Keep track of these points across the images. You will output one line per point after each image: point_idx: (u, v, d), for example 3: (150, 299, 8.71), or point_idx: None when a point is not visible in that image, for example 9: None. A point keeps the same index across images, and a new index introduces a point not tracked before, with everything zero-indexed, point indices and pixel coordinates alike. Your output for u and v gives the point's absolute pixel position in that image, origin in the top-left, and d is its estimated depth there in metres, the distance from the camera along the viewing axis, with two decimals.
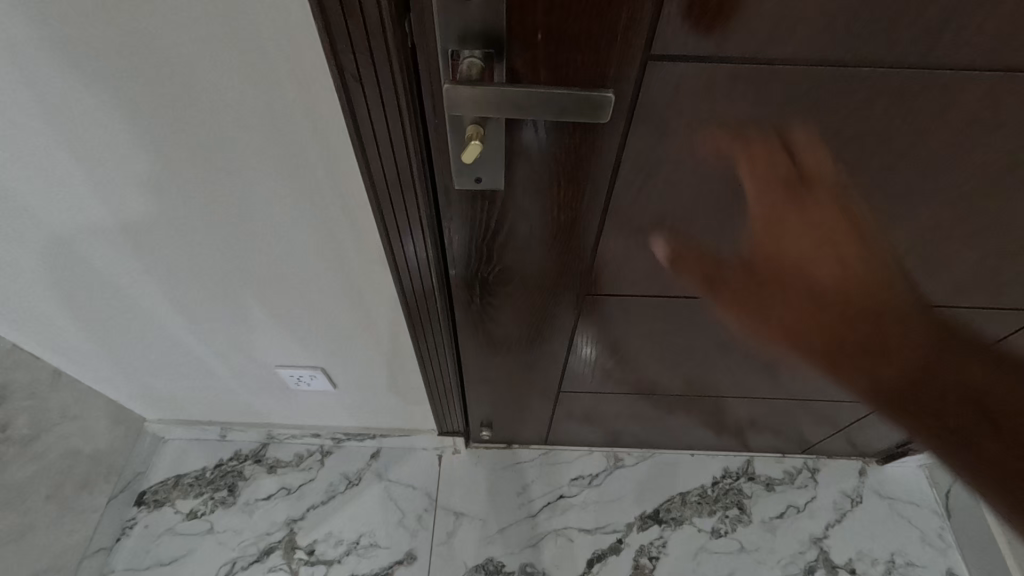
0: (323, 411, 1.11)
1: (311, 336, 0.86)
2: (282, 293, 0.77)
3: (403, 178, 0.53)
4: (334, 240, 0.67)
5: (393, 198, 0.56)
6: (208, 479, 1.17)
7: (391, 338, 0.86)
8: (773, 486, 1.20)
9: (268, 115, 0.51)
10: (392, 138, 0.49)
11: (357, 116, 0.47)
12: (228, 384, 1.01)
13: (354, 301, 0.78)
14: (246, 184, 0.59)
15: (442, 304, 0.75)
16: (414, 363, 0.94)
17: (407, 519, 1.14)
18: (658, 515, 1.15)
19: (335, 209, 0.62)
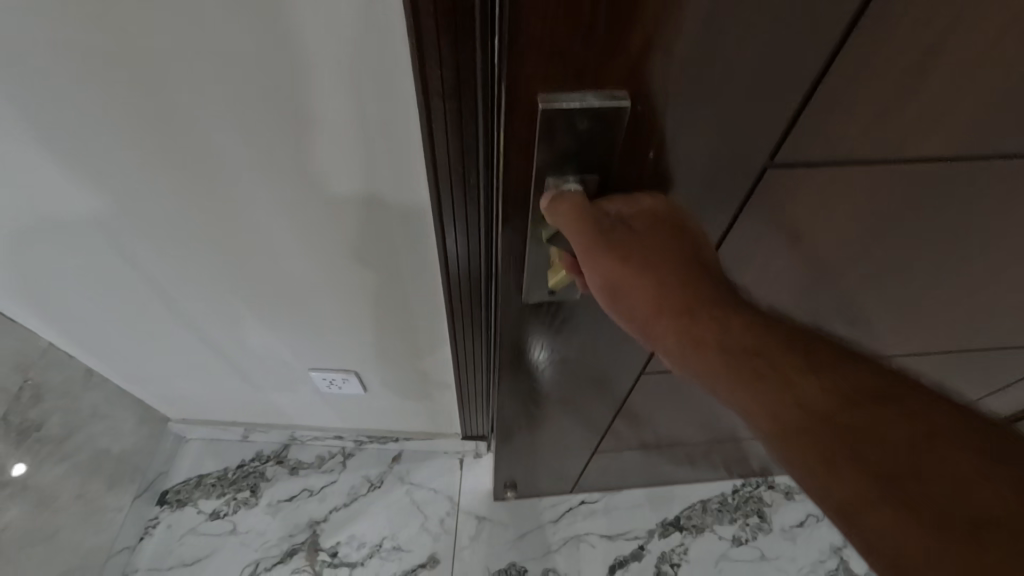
0: (349, 412, 1.11)
1: (344, 339, 0.87)
2: (327, 301, 0.77)
3: (470, 190, 0.53)
4: (389, 256, 0.68)
5: (455, 209, 0.56)
6: (230, 479, 1.17)
7: (428, 343, 0.87)
8: (793, 495, 1.20)
9: (339, 131, 0.51)
10: (468, 148, 0.49)
11: (434, 130, 0.47)
12: (258, 385, 1.01)
13: (399, 313, 0.80)
14: (308, 201, 0.60)
15: (485, 316, 0.75)
16: (447, 368, 0.94)
17: (430, 523, 1.14)
18: (679, 522, 1.16)
19: (395, 228, 0.64)
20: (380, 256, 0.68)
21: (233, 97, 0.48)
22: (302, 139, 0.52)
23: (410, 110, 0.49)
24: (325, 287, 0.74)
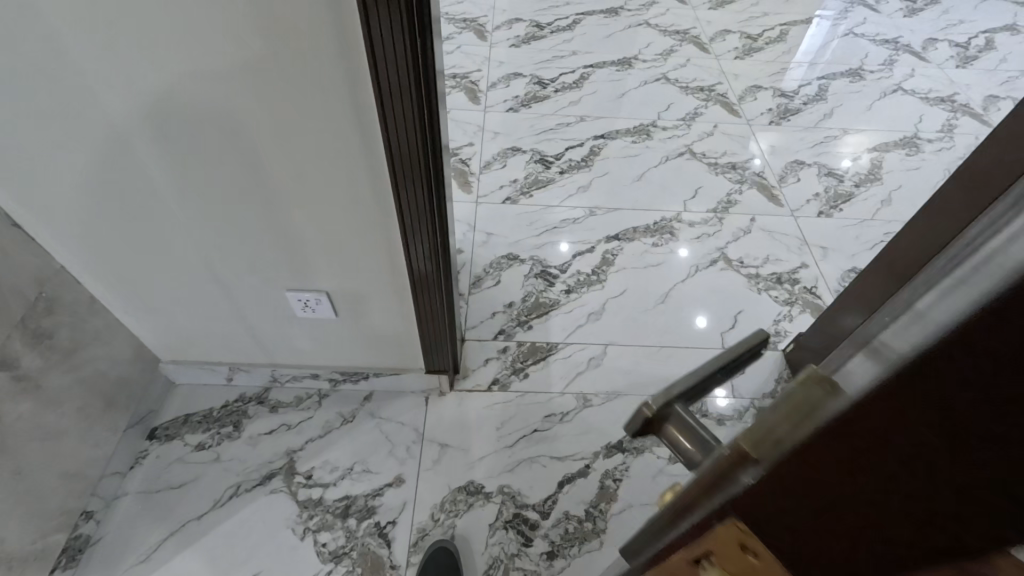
0: (324, 348, 1.23)
1: (315, 261, 1.01)
2: (298, 214, 0.92)
3: (400, 82, 0.71)
4: (346, 166, 0.84)
5: (392, 104, 0.73)
6: (215, 417, 1.29)
7: (387, 265, 1.01)
8: (724, 422, 1.35)
9: (307, 41, 0.69)
10: (397, 43, 0.66)
11: (370, 27, 0.65)
12: (244, 318, 1.15)
13: (357, 228, 0.94)
14: (281, 106, 0.76)
15: (427, 224, 0.91)
16: (406, 295, 1.08)
17: (397, 449, 1.26)
18: (622, 445, 1.29)
19: (347, 137, 0.80)
20: (336, 163, 0.84)
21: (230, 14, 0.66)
22: (275, 43, 0.69)
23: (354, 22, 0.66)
24: (294, 197, 0.89)
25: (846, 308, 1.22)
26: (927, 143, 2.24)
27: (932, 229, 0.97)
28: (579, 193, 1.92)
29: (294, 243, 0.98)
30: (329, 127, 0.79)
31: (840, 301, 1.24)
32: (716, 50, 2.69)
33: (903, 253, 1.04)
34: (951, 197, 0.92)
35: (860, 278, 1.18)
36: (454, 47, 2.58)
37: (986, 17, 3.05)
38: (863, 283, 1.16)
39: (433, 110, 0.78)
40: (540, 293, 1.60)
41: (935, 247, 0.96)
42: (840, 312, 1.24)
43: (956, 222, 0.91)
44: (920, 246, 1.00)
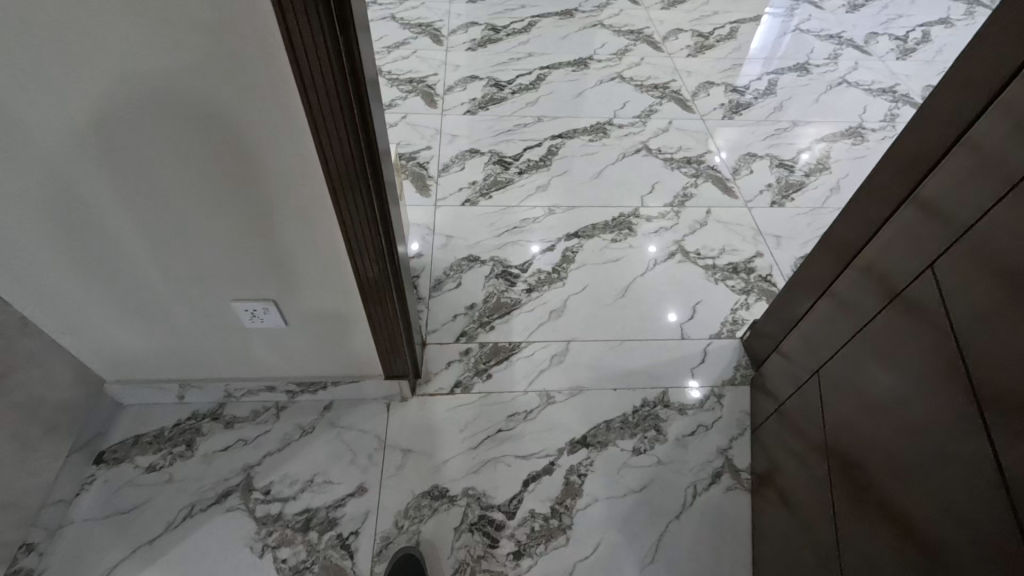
0: (278, 358, 1.20)
1: (258, 269, 0.98)
2: (237, 222, 0.89)
3: (328, 85, 0.69)
4: (280, 173, 0.81)
5: (321, 107, 0.72)
6: (166, 436, 1.24)
7: (334, 270, 0.99)
8: (686, 411, 1.37)
9: (226, 48, 0.66)
10: (318, 45, 0.65)
11: (290, 30, 0.64)
12: (193, 332, 1.12)
13: (300, 236, 0.92)
14: (205, 114, 0.74)
15: (369, 224, 0.90)
16: (356, 301, 1.06)
17: (359, 458, 1.24)
18: (585, 440, 1.30)
19: (279, 143, 0.77)
20: (271, 171, 0.81)
21: (139, 23, 0.64)
22: (189, 50, 0.66)
23: (270, 26, 0.64)
24: (231, 207, 0.87)
25: (797, 292, 1.25)
26: (871, 132, 2.33)
27: (862, 209, 1.00)
28: (538, 192, 1.93)
29: (237, 252, 0.95)
30: (258, 134, 0.76)
31: (790, 286, 1.28)
32: (669, 48, 2.75)
33: (842, 235, 1.07)
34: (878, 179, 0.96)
35: (806, 262, 1.21)
36: (410, 52, 2.57)
37: (922, 12, 3.19)
38: (811, 267, 1.19)
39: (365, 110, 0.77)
40: (501, 293, 1.60)
41: (870, 228, 0.99)
42: (791, 296, 1.27)
43: (882, 200, 0.95)
44: (853, 227, 1.04)
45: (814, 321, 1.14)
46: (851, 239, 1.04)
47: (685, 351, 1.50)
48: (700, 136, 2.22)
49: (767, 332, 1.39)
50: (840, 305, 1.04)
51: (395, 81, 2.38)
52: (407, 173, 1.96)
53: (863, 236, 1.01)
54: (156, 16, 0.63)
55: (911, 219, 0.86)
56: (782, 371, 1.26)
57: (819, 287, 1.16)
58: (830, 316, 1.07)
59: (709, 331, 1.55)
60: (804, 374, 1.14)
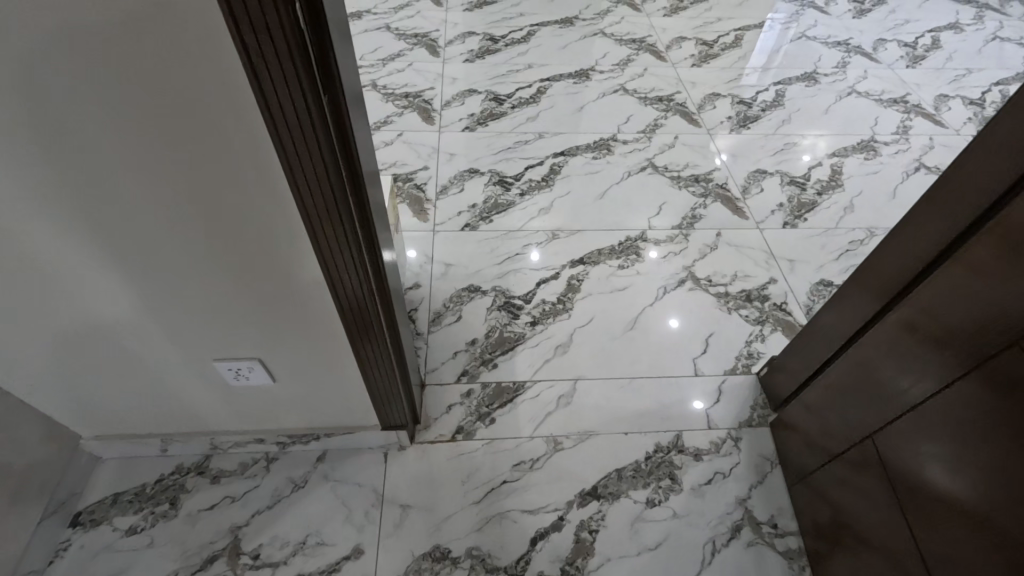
0: (265, 412, 1.11)
1: (238, 327, 0.89)
2: (211, 282, 0.80)
3: (309, 144, 0.60)
4: (256, 233, 0.71)
5: (301, 167, 0.62)
6: (147, 494, 1.16)
7: (322, 326, 0.90)
8: (701, 456, 1.29)
9: (189, 108, 0.56)
10: (294, 101, 0.56)
11: (263, 86, 0.54)
12: (172, 391, 1.03)
13: (282, 295, 0.83)
14: (165, 175, 0.63)
15: (360, 280, 0.80)
16: (347, 355, 0.97)
17: (355, 515, 1.16)
18: (596, 491, 1.22)
19: (253, 203, 0.67)
20: (245, 229, 0.71)
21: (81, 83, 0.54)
22: (144, 108, 0.56)
23: (238, 83, 0.55)
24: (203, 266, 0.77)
25: (826, 326, 1.16)
26: (884, 145, 2.25)
27: (906, 243, 0.92)
28: (541, 215, 1.85)
29: (216, 311, 0.85)
30: (228, 192, 0.66)
31: (818, 318, 1.19)
32: (672, 58, 2.66)
33: (877, 275, 0.99)
34: (924, 211, 0.88)
35: (838, 295, 1.11)
36: (405, 64, 2.48)
37: (930, 17, 3.11)
38: (843, 302, 1.10)
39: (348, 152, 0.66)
40: (504, 327, 1.52)
41: (913, 271, 0.91)
42: (819, 331, 1.18)
43: (931, 236, 0.87)
44: (892, 262, 0.95)
45: (854, 361, 1.05)
46: (893, 275, 0.95)
47: (699, 389, 1.42)
48: (707, 152, 2.14)
49: (790, 365, 1.31)
50: (891, 349, 0.95)
51: (390, 96, 2.29)
52: (403, 197, 1.87)
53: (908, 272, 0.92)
54: (99, 68, 0.53)
55: (980, 260, 0.77)
56: (815, 412, 1.17)
57: (854, 324, 1.07)
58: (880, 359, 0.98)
59: (723, 366, 1.47)
60: (854, 420, 1.05)
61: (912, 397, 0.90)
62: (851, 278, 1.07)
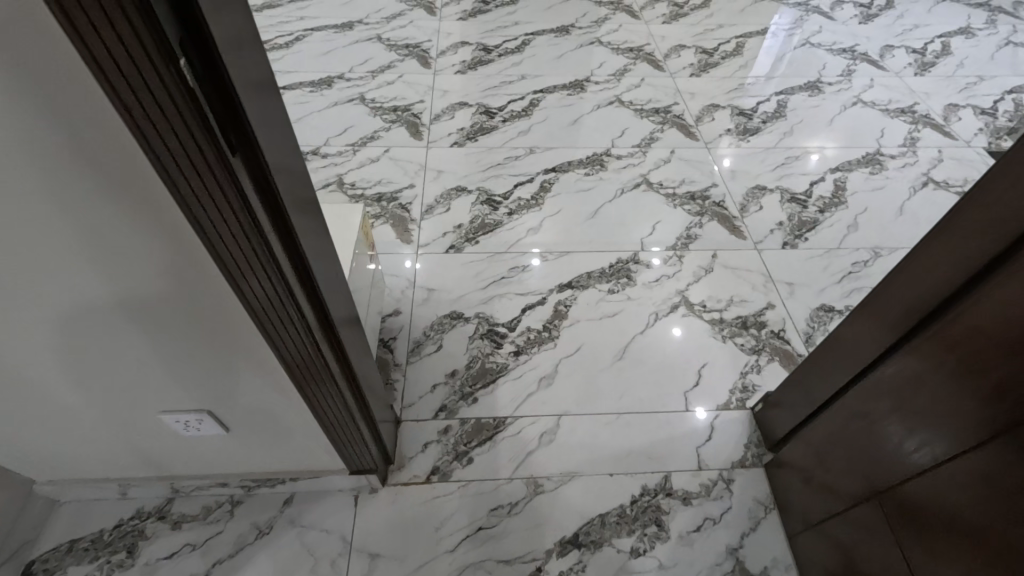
0: (225, 456, 1.05)
1: (174, 384, 0.80)
2: (133, 345, 0.70)
3: (218, 198, 0.51)
4: (173, 296, 0.62)
5: (213, 227, 0.53)
6: (105, 541, 1.11)
7: (268, 382, 0.81)
8: (690, 500, 1.22)
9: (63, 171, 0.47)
10: (191, 154, 0.47)
11: (151, 142, 0.45)
12: (123, 441, 0.97)
13: (217, 355, 0.74)
14: (49, 242, 0.53)
15: (302, 329, 0.72)
16: (300, 407, 0.89)
17: (321, 565, 1.10)
18: (577, 539, 1.15)
19: (163, 267, 0.58)
20: (157, 292, 0.61)
21: None
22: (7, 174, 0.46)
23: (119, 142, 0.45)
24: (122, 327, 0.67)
25: (836, 350, 1.06)
26: (890, 158, 2.15)
27: (932, 265, 0.82)
28: (529, 235, 1.78)
29: (146, 370, 0.77)
30: (129, 259, 0.56)
31: (828, 339, 1.09)
32: (671, 68, 2.59)
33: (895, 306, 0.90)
34: (954, 231, 0.78)
35: (850, 317, 1.02)
36: (396, 76, 2.42)
37: (939, 21, 3.01)
38: (856, 325, 1.00)
39: (268, 189, 0.56)
40: (486, 357, 1.45)
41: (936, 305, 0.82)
42: (827, 354, 1.09)
43: (961, 258, 0.77)
44: (914, 291, 0.86)
45: (870, 392, 0.95)
46: (914, 300, 0.86)
47: (690, 426, 1.34)
48: (705, 167, 2.06)
49: (793, 390, 1.21)
50: (917, 382, 0.85)
51: (379, 110, 2.23)
52: (387, 217, 1.81)
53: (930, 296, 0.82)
54: None
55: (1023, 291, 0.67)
56: (819, 452, 1.09)
57: (868, 350, 0.98)
58: (899, 392, 0.89)
59: (717, 401, 1.39)
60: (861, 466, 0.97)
61: (939, 438, 0.81)
62: (863, 305, 0.98)
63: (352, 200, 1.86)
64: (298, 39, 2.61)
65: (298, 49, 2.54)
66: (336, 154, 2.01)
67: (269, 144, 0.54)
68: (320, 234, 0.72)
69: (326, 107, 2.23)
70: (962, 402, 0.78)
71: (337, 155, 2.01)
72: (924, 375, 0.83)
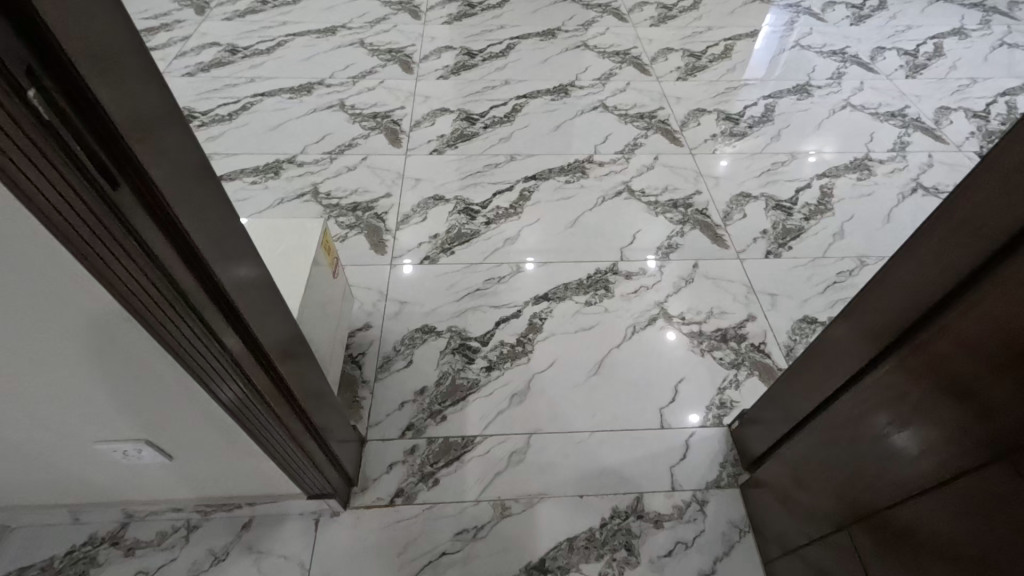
0: (174, 484, 1.01)
1: (101, 415, 0.76)
2: (42, 379, 0.66)
3: (99, 235, 0.48)
4: (72, 331, 0.58)
5: (100, 265, 0.50)
6: (54, 568, 1.07)
7: (200, 411, 0.78)
8: (662, 523, 1.18)
9: None
10: (59, 189, 0.43)
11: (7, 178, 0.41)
12: (65, 472, 0.93)
13: (137, 387, 0.70)
14: None
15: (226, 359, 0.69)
16: (240, 436, 0.85)
17: None
18: (543, 565, 1.12)
19: (53, 303, 0.54)
20: (52, 327, 0.57)
21: None
22: None
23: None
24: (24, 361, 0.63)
25: (815, 364, 1.01)
26: (879, 163, 2.11)
27: (904, 275, 0.77)
28: (506, 245, 1.74)
29: (65, 404, 0.73)
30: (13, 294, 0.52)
31: (807, 352, 1.04)
32: (658, 71, 2.55)
33: (869, 323, 0.85)
34: (927, 242, 0.73)
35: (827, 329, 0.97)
36: (377, 82, 2.39)
37: (932, 22, 2.96)
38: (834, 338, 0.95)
39: (163, 214, 0.51)
40: (457, 372, 1.41)
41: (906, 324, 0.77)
42: (805, 367, 1.04)
43: (930, 269, 0.72)
44: (888, 307, 0.81)
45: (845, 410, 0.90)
46: (888, 313, 0.80)
47: (665, 444, 1.30)
48: (688, 174, 2.02)
49: (772, 404, 1.16)
50: (888, 402, 0.80)
51: (358, 117, 2.20)
52: (362, 227, 1.78)
53: (902, 309, 0.77)
54: None
55: (991, 317, 0.62)
56: (794, 468, 1.05)
57: (844, 364, 0.92)
58: (871, 412, 0.84)
59: (693, 418, 1.35)
60: (834, 491, 0.93)
61: (903, 465, 0.77)
62: (839, 319, 0.93)
63: (327, 209, 1.83)
64: (279, 44, 2.58)
65: (279, 55, 2.51)
66: (312, 162, 1.98)
67: (161, 161, 0.49)
68: (246, 252, 0.67)
69: (304, 114, 2.19)
70: (922, 425, 0.73)
71: (314, 163, 1.98)
72: (892, 398, 0.78)
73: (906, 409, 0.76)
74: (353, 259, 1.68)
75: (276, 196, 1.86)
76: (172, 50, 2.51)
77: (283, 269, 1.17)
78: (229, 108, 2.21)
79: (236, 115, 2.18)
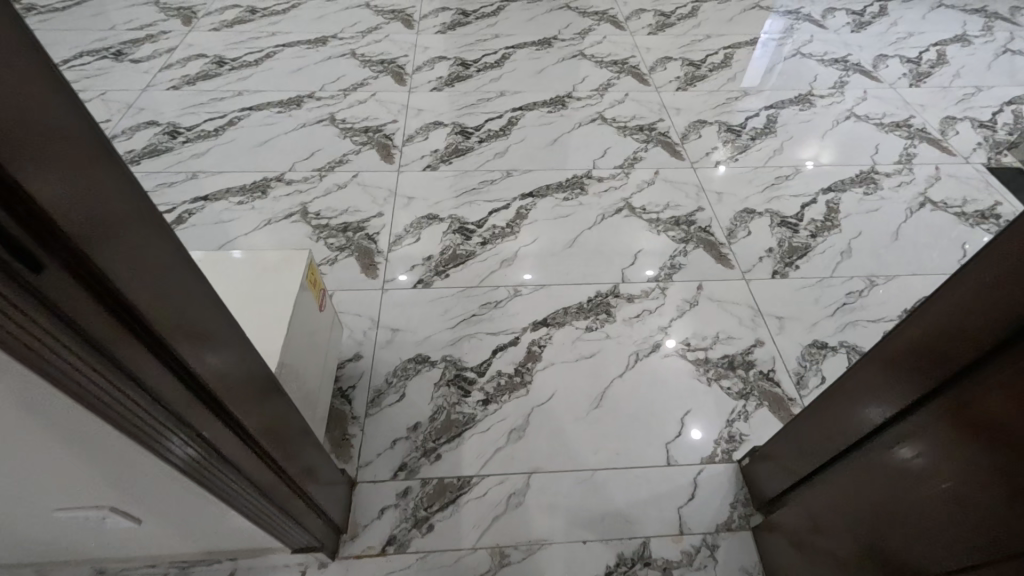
0: (147, 543, 0.94)
1: (55, 485, 0.69)
2: None
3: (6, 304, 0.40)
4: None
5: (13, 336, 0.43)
6: None
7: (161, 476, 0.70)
8: (670, 570, 1.12)
9: None
10: None
11: None
12: (26, 537, 0.86)
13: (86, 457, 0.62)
14: None
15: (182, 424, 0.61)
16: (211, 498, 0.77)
17: None
18: None
19: None
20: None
21: None
22: None
23: None
24: None
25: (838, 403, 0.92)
26: (885, 176, 2.05)
27: (942, 313, 0.69)
28: (503, 267, 1.67)
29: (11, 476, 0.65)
30: None
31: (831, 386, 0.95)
32: (656, 81, 2.49)
33: (895, 363, 0.78)
34: (967, 281, 0.65)
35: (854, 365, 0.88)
36: (368, 94, 2.32)
37: (934, 29, 2.91)
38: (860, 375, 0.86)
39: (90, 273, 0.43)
40: (452, 406, 1.34)
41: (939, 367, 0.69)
42: (827, 405, 0.96)
43: (972, 308, 0.64)
44: (916, 348, 0.73)
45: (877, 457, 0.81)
46: (916, 353, 0.73)
47: (672, 483, 1.24)
48: (690, 189, 1.96)
49: (790, 438, 1.08)
50: (927, 452, 0.71)
51: (349, 131, 2.12)
52: (352, 249, 1.70)
53: (937, 352, 0.69)
54: None
55: None
56: (811, 514, 0.98)
57: (870, 406, 0.84)
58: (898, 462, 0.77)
59: (701, 454, 1.29)
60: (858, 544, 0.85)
61: (936, 526, 0.69)
62: (866, 357, 0.86)
63: (316, 230, 1.76)
64: (268, 55, 2.51)
65: (267, 66, 2.44)
66: (301, 180, 1.91)
67: (84, 209, 0.41)
68: (202, 297, 0.59)
69: (293, 129, 2.12)
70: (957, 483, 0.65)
71: (303, 181, 1.91)
72: (922, 449, 0.71)
73: (940, 463, 0.68)
74: (343, 283, 1.60)
75: (263, 216, 1.79)
76: (157, 62, 2.44)
77: (264, 304, 1.10)
78: (215, 123, 2.13)
79: (222, 130, 2.10)
